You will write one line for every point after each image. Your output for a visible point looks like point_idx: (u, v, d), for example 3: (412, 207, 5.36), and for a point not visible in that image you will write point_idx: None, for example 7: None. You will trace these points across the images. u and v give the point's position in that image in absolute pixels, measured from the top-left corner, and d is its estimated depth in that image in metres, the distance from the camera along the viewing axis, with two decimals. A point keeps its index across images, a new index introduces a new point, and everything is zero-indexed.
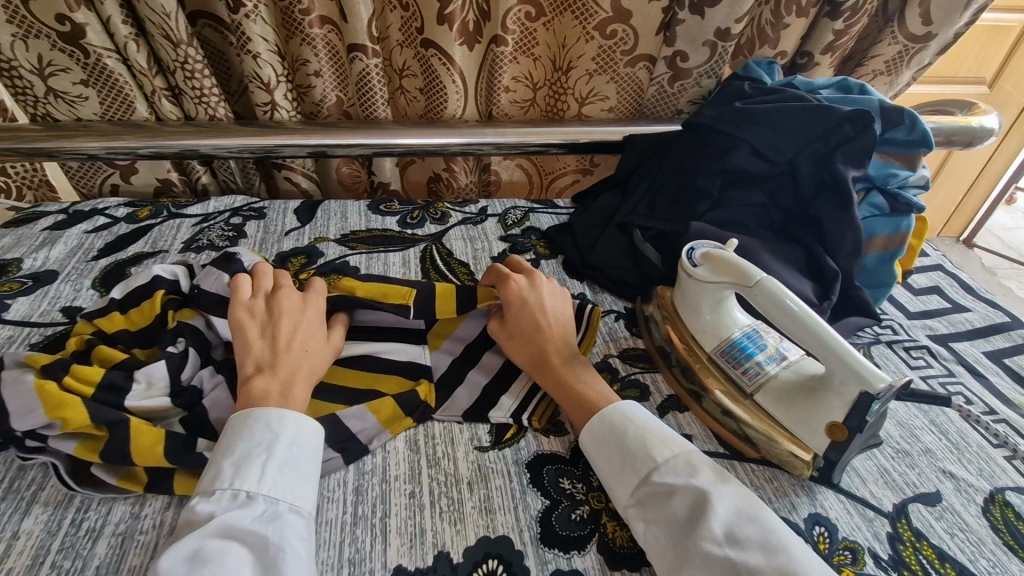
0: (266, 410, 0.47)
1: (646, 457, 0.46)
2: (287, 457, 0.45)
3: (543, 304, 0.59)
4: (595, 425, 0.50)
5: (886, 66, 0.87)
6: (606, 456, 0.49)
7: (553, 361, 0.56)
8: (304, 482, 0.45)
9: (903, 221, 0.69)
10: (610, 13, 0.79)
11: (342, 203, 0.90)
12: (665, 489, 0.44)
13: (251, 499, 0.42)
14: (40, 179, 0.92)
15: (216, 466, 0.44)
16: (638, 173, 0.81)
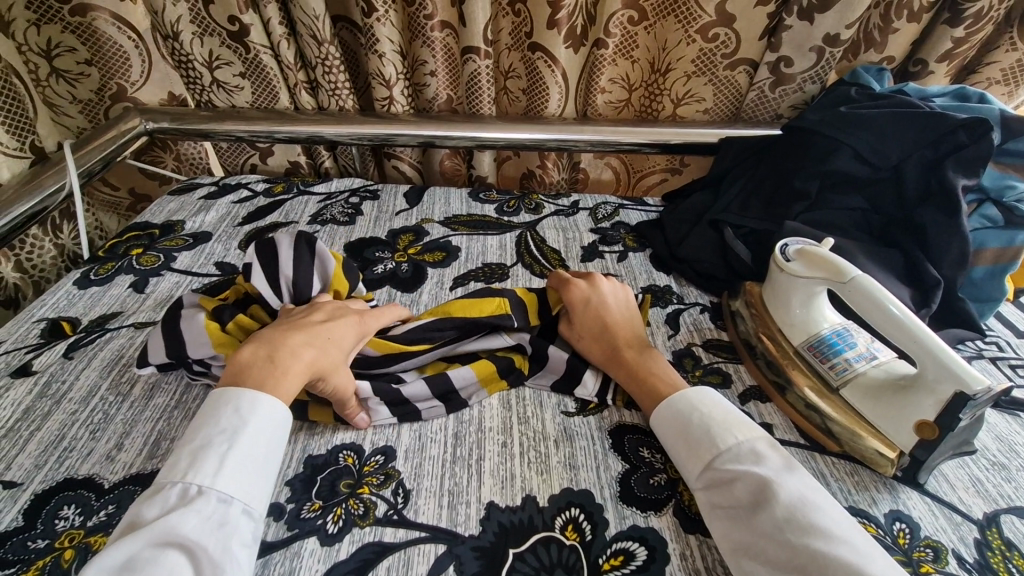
0: (239, 394, 0.48)
1: (709, 444, 0.48)
2: (248, 446, 0.46)
3: (609, 305, 0.63)
4: (663, 413, 0.52)
5: (1008, 75, 0.83)
6: (672, 443, 0.51)
7: (627, 355, 0.58)
8: (258, 479, 0.46)
9: (1018, 235, 0.66)
10: (714, 17, 0.81)
11: (445, 190, 0.98)
12: (728, 475, 0.46)
13: (200, 495, 0.43)
14: (203, 165, 1.05)
15: (175, 457, 0.45)
16: (732, 174, 0.82)
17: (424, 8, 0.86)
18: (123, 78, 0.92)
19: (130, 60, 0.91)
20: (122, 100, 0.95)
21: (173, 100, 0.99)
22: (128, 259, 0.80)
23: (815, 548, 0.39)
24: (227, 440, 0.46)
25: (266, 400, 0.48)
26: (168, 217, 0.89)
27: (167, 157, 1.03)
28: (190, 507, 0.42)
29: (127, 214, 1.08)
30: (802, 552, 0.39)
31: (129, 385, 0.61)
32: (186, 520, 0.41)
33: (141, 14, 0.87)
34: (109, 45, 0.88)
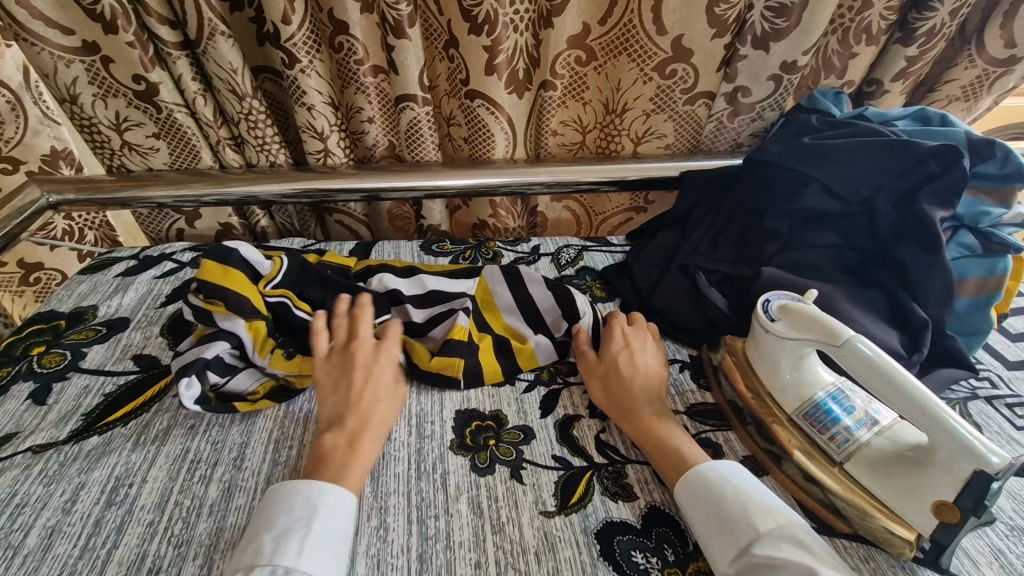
0: (306, 483, 0.49)
1: (748, 524, 0.44)
2: (325, 526, 0.46)
3: (637, 359, 0.62)
4: (691, 482, 0.49)
5: (963, 90, 0.82)
6: (703, 523, 0.47)
7: (647, 410, 0.56)
8: (339, 558, 0.46)
9: (999, 263, 0.63)
10: (669, 53, 0.77)
11: (395, 243, 0.91)
12: (770, 561, 0.41)
13: (287, 574, 0.42)
14: (101, 222, 0.95)
15: (255, 545, 0.45)
16: (699, 210, 0.78)
17: (354, 53, 0.78)
18: None
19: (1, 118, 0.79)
20: None
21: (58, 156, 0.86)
22: (28, 360, 0.69)
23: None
24: (293, 524, 0.46)
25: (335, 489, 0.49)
26: (78, 302, 0.78)
27: (59, 219, 0.91)
28: None
29: (24, 290, 0.96)
30: None
31: (20, 532, 0.51)
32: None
33: (11, 68, 0.75)
34: None
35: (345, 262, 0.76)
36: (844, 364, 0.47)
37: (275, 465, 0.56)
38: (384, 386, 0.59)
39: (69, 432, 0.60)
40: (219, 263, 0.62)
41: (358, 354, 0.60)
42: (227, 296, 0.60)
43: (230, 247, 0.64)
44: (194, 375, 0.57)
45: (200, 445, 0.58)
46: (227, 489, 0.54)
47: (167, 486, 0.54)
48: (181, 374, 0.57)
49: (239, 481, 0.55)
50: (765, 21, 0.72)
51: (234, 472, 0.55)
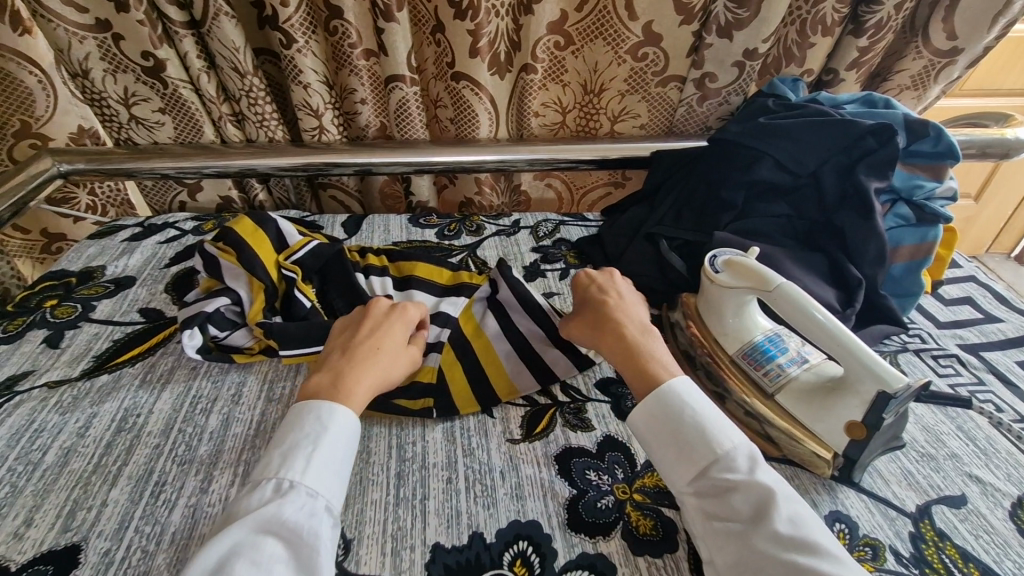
0: (318, 403, 0.50)
1: (707, 447, 0.47)
2: (332, 448, 0.47)
3: (618, 293, 0.63)
4: (656, 407, 0.50)
5: (912, 80, 0.88)
6: (662, 443, 0.49)
7: (628, 330, 0.57)
8: (340, 480, 0.47)
9: (930, 232, 0.70)
10: (641, 38, 0.83)
11: (385, 216, 0.97)
12: (726, 482, 0.45)
13: (292, 488, 0.44)
14: (122, 198, 1.00)
15: (265, 459, 0.47)
16: (666, 186, 0.84)
17: (348, 37, 0.85)
18: (27, 114, 0.86)
19: (34, 97, 0.84)
20: (28, 136, 0.89)
21: (84, 135, 0.93)
22: (41, 311, 0.74)
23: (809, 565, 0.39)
24: (313, 444, 0.47)
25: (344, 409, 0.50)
26: (87, 263, 0.84)
27: (82, 193, 0.97)
28: (286, 500, 0.43)
29: (47, 256, 1.03)
30: (797, 567, 0.39)
31: (40, 452, 0.56)
32: (283, 511, 0.43)
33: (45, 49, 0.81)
34: (11, 83, 0.82)
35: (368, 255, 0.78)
36: (777, 308, 0.54)
37: (269, 400, 0.62)
38: (392, 340, 0.57)
39: (81, 372, 0.65)
40: (247, 224, 0.68)
41: (374, 309, 0.60)
42: (241, 249, 0.66)
43: (267, 217, 0.71)
44: (196, 326, 0.63)
45: (202, 383, 0.64)
46: (226, 419, 0.59)
47: (171, 415, 0.60)
48: (185, 325, 0.63)
49: (237, 412, 0.60)
50: (728, 11, 0.78)
51: (232, 405, 0.61)
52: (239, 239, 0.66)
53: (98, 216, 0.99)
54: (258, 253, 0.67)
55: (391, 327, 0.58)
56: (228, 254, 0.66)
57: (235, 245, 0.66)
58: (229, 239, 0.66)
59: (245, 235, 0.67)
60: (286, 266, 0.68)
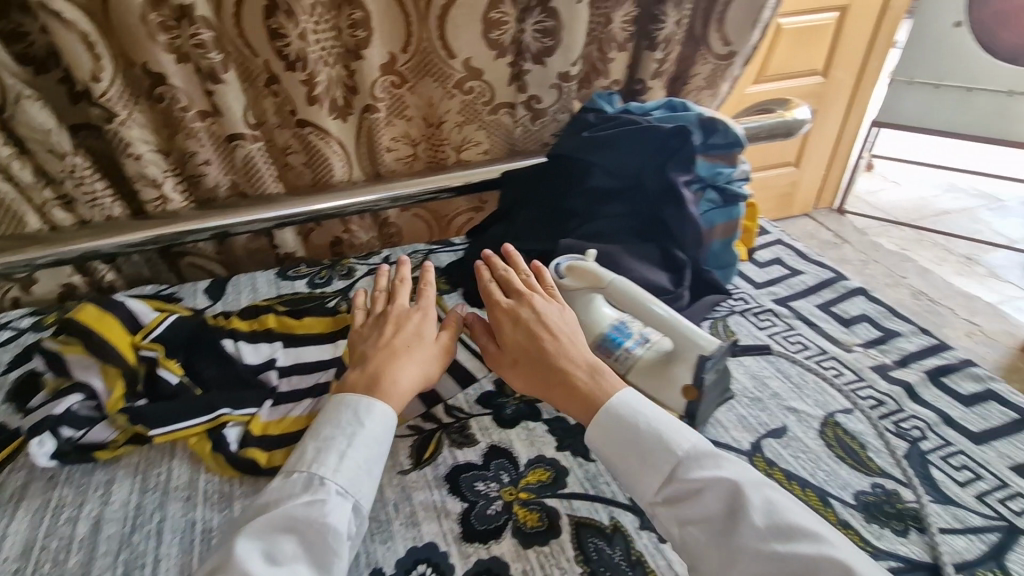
0: (355, 397, 0.56)
1: (665, 455, 0.51)
2: (361, 448, 0.53)
3: (546, 331, 0.60)
4: (607, 420, 0.54)
5: (706, 81, 1.02)
6: (620, 459, 0.53)
7: (581, 376, 0.57)
8: (369, 476, 0.53)
9: (733, 210, 0.83)
10: (462, 73, 0.90)
11: (251, 275, 0.95)
12: (695, 484, 0.49)
13: (323, 484, 0.50)
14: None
15: (302, 449, 0.53)
16: (517, 204, 0.91)
17: (176, 101, 0.82)
18: None
19: None
20: None
21: None
22: None
23: (806, 555, 0.44)
24: (347, 442, 0.53)
25: (378, 406, 0.56)
26: None
27: None
28: (317, 496, 0.49)
29: None
30: (789, 560, 0.44)
31: None
32: (312, 510, 0.48)
33: None
34: None
35: (244, 326, 0.76)
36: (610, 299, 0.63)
37: (145, 490, 0.59)
38: (412, 334, 0.64)
39: None
40: (95, 309, 0.65)
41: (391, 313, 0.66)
42: (90, 337, 0.62)
43: (114, 300, 0.68)
44: (46, 432, 0.58)
45: (63, 492, 0.59)
46: (96, 522, 0.56)
47: (31, 533, 0.55)
48: (32, 433, 0.58)
49: (108, 512, 0.57)
50: (535, 40, 0.88)
51: (101, 507, 0.58)
52: (84, 326, 0.63)
53: None
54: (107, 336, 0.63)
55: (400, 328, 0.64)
56: (76, 346, 0.62)
57: (81, 332, 0.62)
58: (73, 329, 0.62)
59: (92, 320, 0.63)
60: (144, 346, 0.66)
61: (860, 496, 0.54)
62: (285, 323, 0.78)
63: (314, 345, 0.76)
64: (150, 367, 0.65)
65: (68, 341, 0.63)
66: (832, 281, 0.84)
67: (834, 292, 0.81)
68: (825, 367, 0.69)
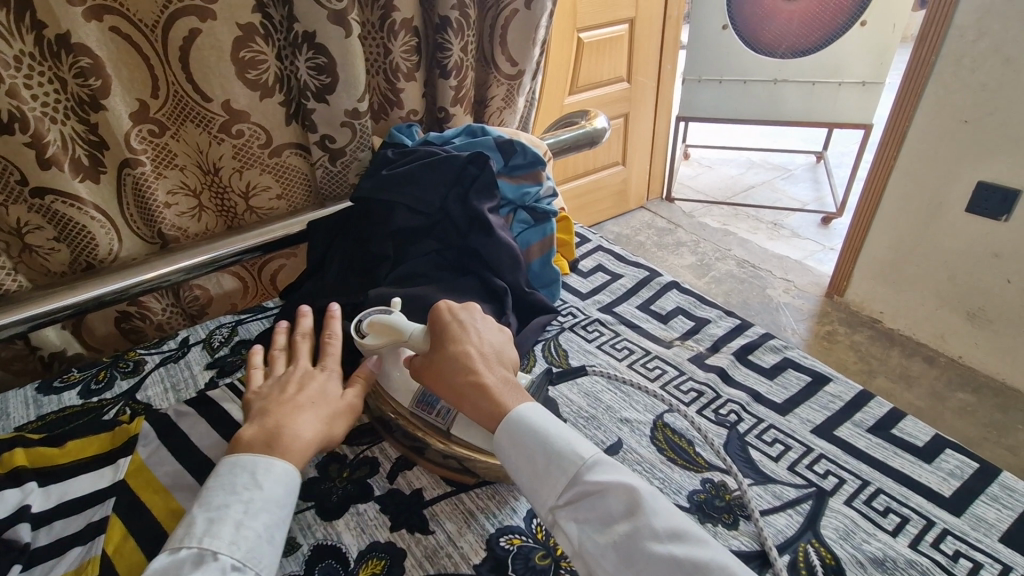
0: (252, 458, 0.49)
1: (575, 457, 0.48)
2: (263, 508, 0.46)
3: (472, 332, 0.58)
4: (518, 425, 0.50)
5: (506, 102, 1.03)
6: (527, 460, 0.49)
7: (486, 378, 0.54)
8: (272, 541, 0.46)
9: (546, 227, 0.83)
10: (226, 116, 0.80)
11: (1, 397, 0.76)
12: (592, 490, 0.46)
13: (213, 558, 0.43)
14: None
15: (189, 520, 0.46)
16: (327, 255, 0.83)
17: None
18: None
19: None
20: None
21: None
22: None
23: (697, 560, 0.41)
24: (242, 506, 0.46)
25: (278, 462, 0.49)
26: None
27: None
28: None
29: None
30: (680, 560, 0.42)
31: None
32: None
33: None
34: None
35: None
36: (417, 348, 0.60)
37: None
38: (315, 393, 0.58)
39: None
40: None
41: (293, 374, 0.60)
42: None
43: None
44: None
45: None
46: None
47: None
48: None
49: None
50: (313, 79, 0.81)
51: None
52: None
53: None
54: None
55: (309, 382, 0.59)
56: None
57: None
58: None
59: None
60: None
61: (694, 497, 0.55)
62: (41, 454, 0.63)
63: (82, 474, 0.62)
64: None
65: None
66: (649, 279, 0.87)
67: (651, 290, 0.85)
68: (650, 369, 0.71)
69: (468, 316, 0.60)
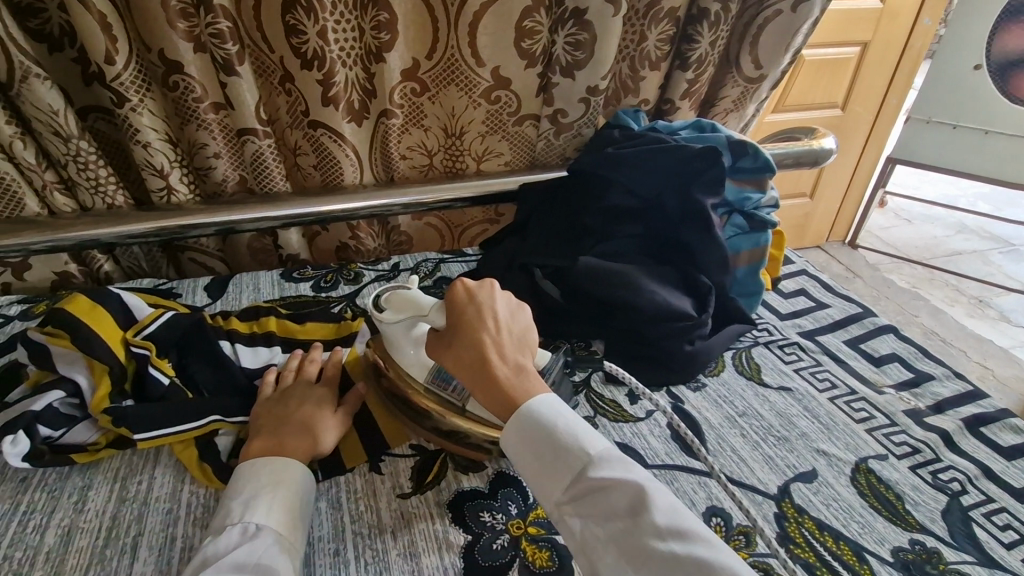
0: (270, 457, 0.52)
1: (580, 452, 0.45)
2: (291, 494, 0.50)
3: (490, 316, 0.53)
4: (526, 418, 0.47)
5: (734, 104, 1.00)
6: (532, 455, 0.47)
7: (499, 370, 0.50)
8: (302, 523, 0.49)
9: (761, 237, 0.78)
10: (491, 82, 0.87)
11: (254, 274, 0.90)
12: (598, 486, 0.43)
13: (259, 531, 0.46)
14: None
15: (224, 509, 0.48)
16: (534, 218, 0.88)
17: (191, 91, 0.79)
18: None
19: None
20: None
21: None
22: None
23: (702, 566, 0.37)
24: (272, 493, 0.49)
25: (296, 462, 0.52)
26: None
27: None
28: (256, 540, 0.45)
29: None
30: (686, 564, 0.38)
31: None
32: (253, 552, 0.44)
33: None
34: None
35: (246, 328, 0.72)
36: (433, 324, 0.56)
37: (122, 500, 0.55)
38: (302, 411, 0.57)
39: None
40: (85, 301, 0.60)
41: (277, 395, 0.60)
42: (77, 331, 0.57)
43: (108, 291, 0.64)
44: (21, 431, 0.54)
45: (34, 496, 0.55)
46: (66, 534, 0.51)
47: None
48: (5, 431, 0.53)
49: (82, 521, 0.53)
50: (568, 54, 0.85)
51: (73, 515, 0.53)
52: (69, 321, 0.58)
53: None
54: (98, 333, 0.59)
55: (307, 394, 0.60)
56: (62, 340, 0.58)
57: (66, 328, 0.57)
58: (58, 322, 0.57)
59: (80, 312, 0.59)
60: (135, 342, 0.61)
61: (899, 554, 0.51)
62: (287, 328, 0.73)
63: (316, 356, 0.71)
64: (140, 365, 0.61)
65: (53, 333, 0.58)
66: (861, 316, 0.80)
67: (863, 328, 0.77)
68: (855, 408, 0.65)
69: (486, 297, 0.54)
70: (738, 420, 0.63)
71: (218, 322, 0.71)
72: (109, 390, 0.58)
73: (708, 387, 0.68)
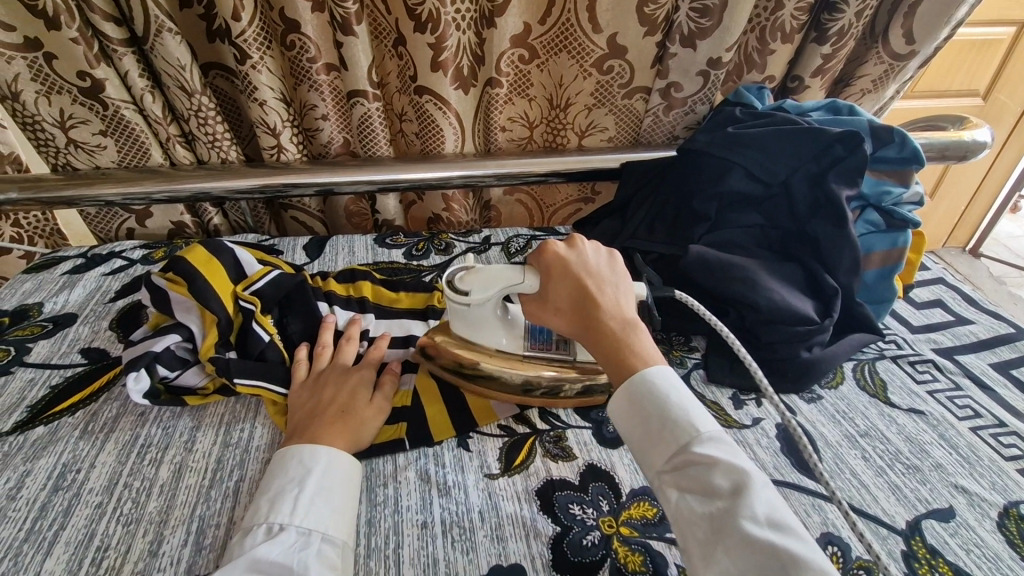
0: (297, 449, 0.50)
1: (687, 425, 0.41)
2: (320, 484, 0.48)
3: (587, 270, 0.51)
4: (637, 382, 0.44)
5: (875, 85, 0.89)
6: (638, 419, 0.43)
7: (607, 322, 0.47)
8: (336, 512, 0.47)
9: (899, 237, 0.69)
10: (606, 50, 0.82)
11: (349, 237, 0.92)
12: (703, 461, 0.39)
13: (282, 529, 0.44)
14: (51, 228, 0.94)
15: (255, 505, 0.47)
16: (636, 200, 0.82)
17: (305, 51, 0.79)
18: None
19: None
20: None
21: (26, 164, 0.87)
22: None
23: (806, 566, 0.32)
24: (301, 485, 0.47)
25: (324, 449, 0.50)
26: (22, 300, 0.77)
27: (6, 224, 0.90)
28: (275, 539, 0.43)
29: None
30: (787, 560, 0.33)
31: None
32: (271, 551, 0.42)
33: None
34: None
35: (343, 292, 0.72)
36: None
37: (227, 445, 0.57)
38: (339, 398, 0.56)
39: (13, 423, 0.59)
40: (203, 252, 0.63)
41: (314, 382, 0.58)
42: (193, 280, 0.60)
43: (224, 245, 0.66)
44: (142, 368, 0.58)
45: (151, 430, 0.59)
46: (178, 470, 0.55)
47: (116, 469, 0.55)
48: (130, 367, 0.57)
49: (190, 461, 0.56)
50: (692, 22, 0.78)
51: (184, 454, 0.56)
52: (187, 270, 0.60)
53: (35, 247, 0.93)
54: (212, 284, 0.61)
55: (341, 381, 0.58)
56: (179, 287, 0.60)
57: (183, 276, 0.60)
58: (177, 269, 0.60)
59: (197, 262, 0.61)
60: (244, 297, 0.63)
61: None
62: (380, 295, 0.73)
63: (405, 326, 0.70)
64: (245, 320, 0.63)
65: (170, 280, 0.61)
66: (1012, 337, 0.70)
67: (1016, 351, 0.68)
68: (1004, 443, 0.57)
69: (578, 254, 0.52)
70: (860, 441, 0.57)
71: (316, 284, 0.72)
72: (216, 340, 0.60)
73: (825, 400, 0.62)
